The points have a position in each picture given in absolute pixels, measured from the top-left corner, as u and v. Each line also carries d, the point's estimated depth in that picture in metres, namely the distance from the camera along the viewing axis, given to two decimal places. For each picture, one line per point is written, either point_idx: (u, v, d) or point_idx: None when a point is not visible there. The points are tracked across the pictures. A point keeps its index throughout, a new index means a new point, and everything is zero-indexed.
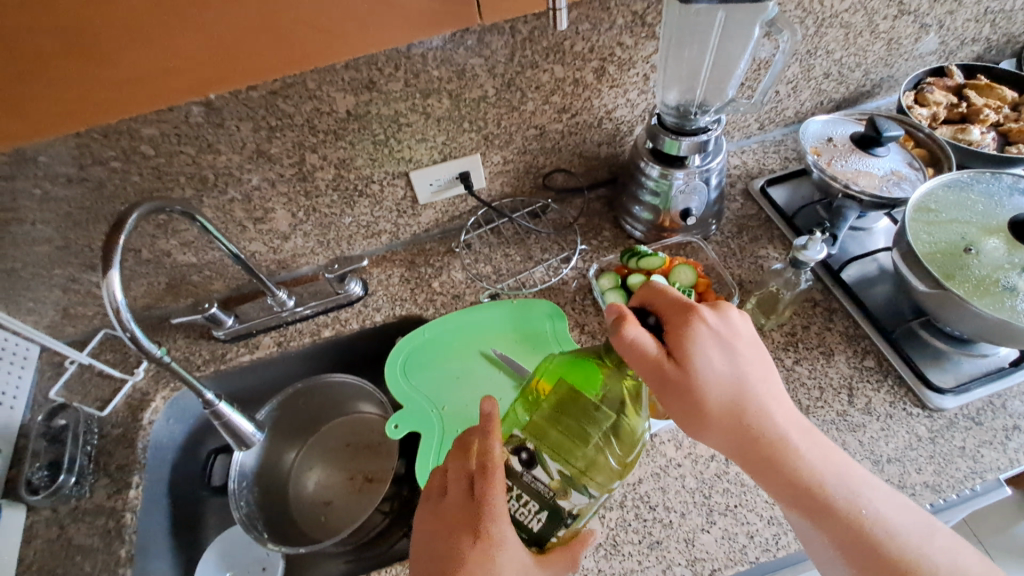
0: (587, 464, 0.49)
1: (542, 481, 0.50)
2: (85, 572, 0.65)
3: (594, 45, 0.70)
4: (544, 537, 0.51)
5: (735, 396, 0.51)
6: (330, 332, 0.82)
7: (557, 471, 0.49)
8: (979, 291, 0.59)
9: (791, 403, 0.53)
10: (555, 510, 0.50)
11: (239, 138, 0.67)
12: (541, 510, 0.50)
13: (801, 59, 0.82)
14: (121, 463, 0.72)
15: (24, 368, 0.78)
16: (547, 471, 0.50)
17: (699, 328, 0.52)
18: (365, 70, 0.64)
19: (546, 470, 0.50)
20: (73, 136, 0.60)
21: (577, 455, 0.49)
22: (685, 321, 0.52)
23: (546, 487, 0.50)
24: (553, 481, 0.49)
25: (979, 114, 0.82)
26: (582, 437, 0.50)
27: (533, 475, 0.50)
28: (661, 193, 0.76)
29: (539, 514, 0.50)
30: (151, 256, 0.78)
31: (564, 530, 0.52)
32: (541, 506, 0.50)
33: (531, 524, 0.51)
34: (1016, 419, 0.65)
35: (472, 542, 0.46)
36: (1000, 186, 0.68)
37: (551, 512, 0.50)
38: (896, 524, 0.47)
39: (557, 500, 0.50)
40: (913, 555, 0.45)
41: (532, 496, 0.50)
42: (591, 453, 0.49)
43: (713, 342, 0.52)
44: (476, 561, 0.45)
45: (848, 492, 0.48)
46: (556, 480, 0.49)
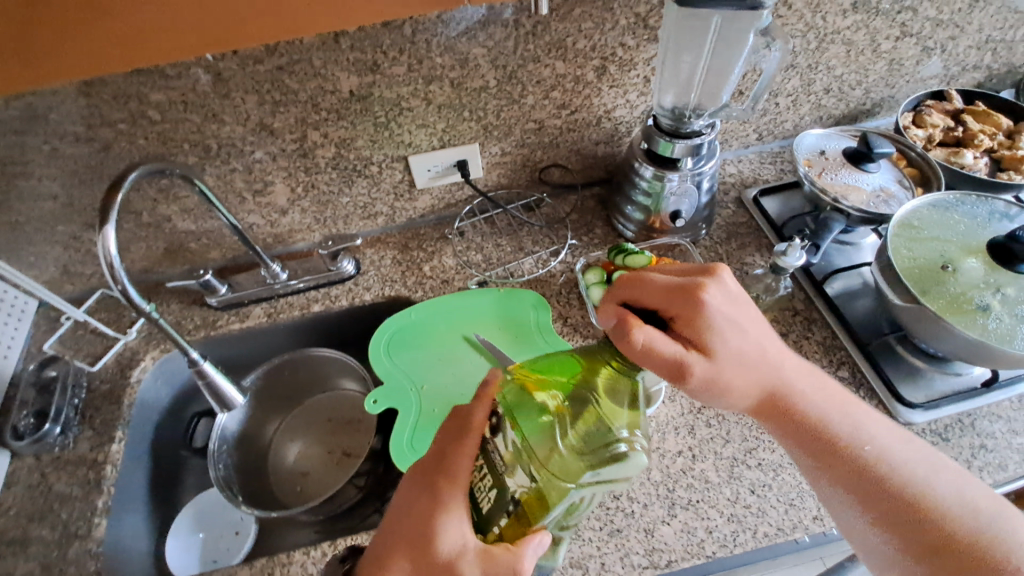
0: (541, 442, 0.44)
1: (498, 451, 0.48)
2: (62, 519, 0.67)
3: (596, 44, 0.72)
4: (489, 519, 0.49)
5: (750, 358, 0.54)
6: (319, 307, 0.84)
7: (511, 442, 0.46)
8: (952, 308, 0.60)
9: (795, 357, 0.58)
10: (502, 489, 0.47)
11: (243, 111, 0.69)
12: (491, 489, 0.48)
13: (801, 72, 0.83)
14: (107, 418, 0.74)
15: (21, 320, 0.81)
16: (505, 442, 0.47)
17: (700, 309, 0.52)
18: (369, 52, 0.66)
19: (506, 437, 0.47)
20: (83, 96, 0.63)
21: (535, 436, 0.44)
22: (687, 302, 0.53)
23: (500, 459, 0.47)
24: (507, 452, 0.47)
25: (974, 139, 0.84)
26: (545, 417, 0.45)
27: (495, 443, 0.49)
28: (652, 194, 0.78)
29: (490, 493, 0.48)
30: (151, 220, 0.80)
31: (505, 519, 0.48)
32: (493, 483, 0.48)
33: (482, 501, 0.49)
34: (982, 437, 0.66)
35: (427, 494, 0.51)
36: (984, 209, 0.69)
37: (498, 491, 0.47)
38: (895, 453, 0.53)
39: (505, 476, 0.46)
40: (919, 484, 0.51)
41: (490, 470, 0.49)
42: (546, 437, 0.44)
43: (719, 318, 0.53)
44: (422, 511, 0.51)
45: (858, 438, 0.53)
46: (510, 452, 0.46)
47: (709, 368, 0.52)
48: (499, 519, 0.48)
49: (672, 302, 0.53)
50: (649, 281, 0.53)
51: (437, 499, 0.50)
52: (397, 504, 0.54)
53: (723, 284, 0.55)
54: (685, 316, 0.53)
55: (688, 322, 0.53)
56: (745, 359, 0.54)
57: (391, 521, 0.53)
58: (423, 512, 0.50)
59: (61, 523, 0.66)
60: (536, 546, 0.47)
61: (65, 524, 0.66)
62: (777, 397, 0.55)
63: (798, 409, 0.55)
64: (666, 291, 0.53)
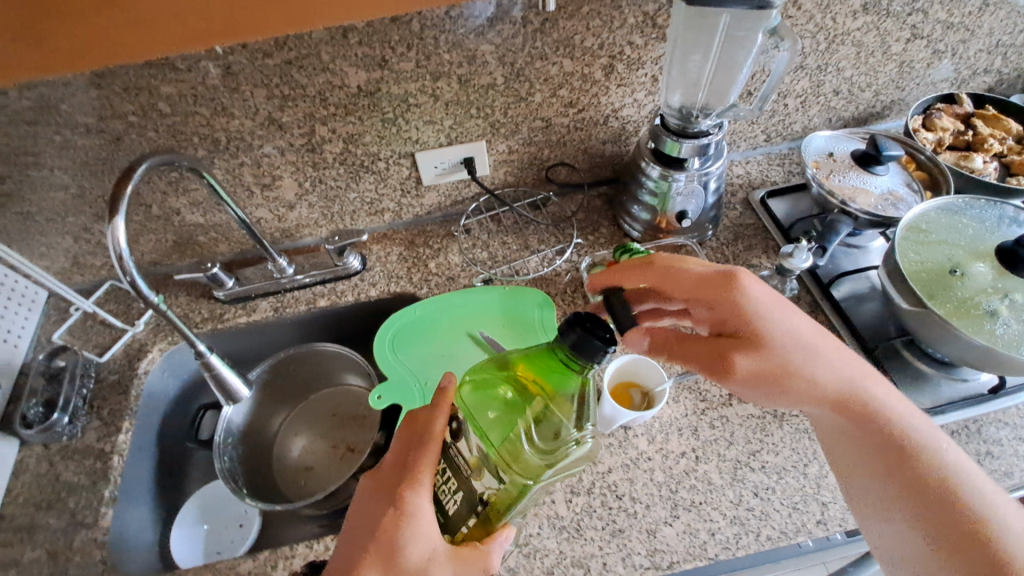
0: (505, 443, 0.51)
1: (463, 456, 0.53)
2: (68, 508, 0.67)
3: (605, 42, 0.72)
4: (455, 522, 0.52)
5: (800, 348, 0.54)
6: (325, 301, 0.84)
7: (477, 448, 0.52)
8: (959, 313, 0.60)
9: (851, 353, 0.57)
10: (470, 493, 0.51)
11: (253, 104, 0.69)
12: (459, 492, 0.52)
13: (810, 74, 0.83)
14: (114, 409, 0.75)
15: (31, 309, 0.82)
16: (469, 447, 0.53)
17: (738, 302, 0.55)
18: (378, 47, 0.66)
19: (472, 444, 0.52)
20: (96, 87, 0.63)
21: (499, 442, 0.51)
22: (727, 296, 0.55)
23: (464, 465, 0.52)
24: (472, 458, 0.52)
25: (983, 143, 0.83)
26: (506, 425, 0.52)
27: (458, 449, 0.54)
28: (659, 194, 0.78)
29: (456, 495, 0.52)
30: (161, 213, 0.80)
31: (474, 520, 0.52)
32: (460, 487, 0.52)
33: (449, 505, 0.53)
34: (989, 444, 0.66)
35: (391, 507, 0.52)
36: (993, 214, 0.68)
37: (466, 495, 0.51)
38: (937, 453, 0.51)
39: (472, 480, 0.51)
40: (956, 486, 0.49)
41: (455, 476, 0.52)
42: (508, 440, 0.51)
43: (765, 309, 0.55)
44: (388, 524, 0.51)
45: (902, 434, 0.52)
46: (476, 457, 0.51)
47: (761, 363, 0.53)
48: (467, 521, 0.52)
49: (722, 293, 0.55)
50: (681, 278, 0.58)
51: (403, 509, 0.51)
52: (357, 522, 0.54)
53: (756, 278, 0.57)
54: (731, 308, 0.55)
55: (736, 316, 0.55)
56: (801, 356, 0.54)
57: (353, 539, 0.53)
58: (390, 525, 0.51)
59: (68, 512, 0.67)
60: (503, 542, 0.53)
61: (72, 512, 0.67)
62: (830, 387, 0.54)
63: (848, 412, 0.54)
64: (711, 281, 0.56)
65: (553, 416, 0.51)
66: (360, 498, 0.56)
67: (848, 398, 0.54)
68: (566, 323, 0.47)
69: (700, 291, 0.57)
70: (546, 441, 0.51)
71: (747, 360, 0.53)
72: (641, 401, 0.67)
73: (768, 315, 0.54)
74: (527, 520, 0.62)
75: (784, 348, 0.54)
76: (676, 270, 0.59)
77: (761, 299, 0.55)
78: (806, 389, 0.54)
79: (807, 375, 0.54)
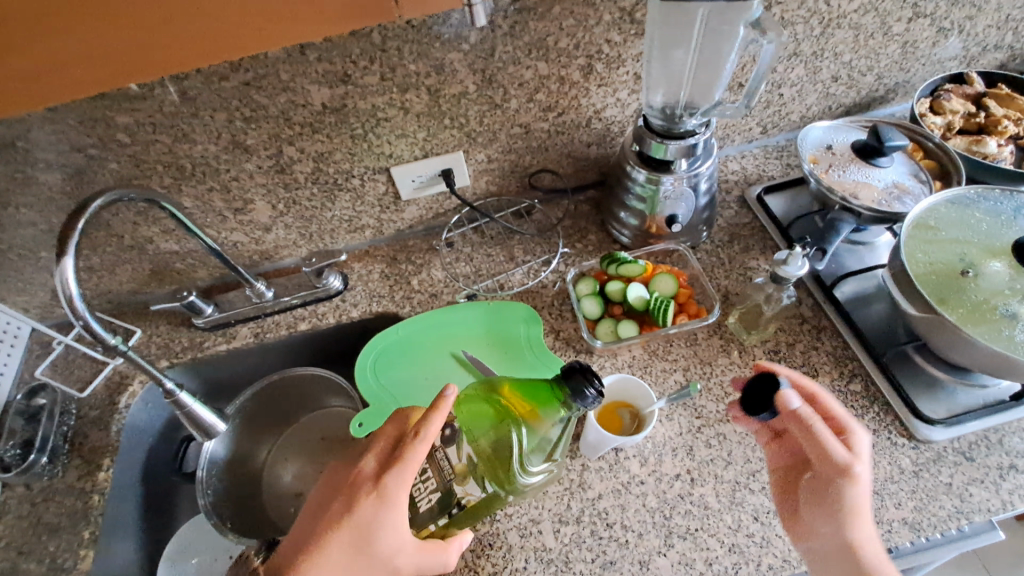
0: (494, 454, 0.53)
1: (449, 462, 0.55)
2: (50, 551, 0.66)
3: (580, 42, 0.67)
4: (422, 520, 0.57)
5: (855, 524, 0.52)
6: (306, 325, 0.82)
7: (467, 457, 0.54)
8: (973, 318, 0.55)
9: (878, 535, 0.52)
10: (448, 495, 0.55)
11: (214, 128, 0.65)
12: (435, 491, 0.55)
13: (806, 61, 0.77)
14: (95, 446, 0.74)
15: (13, 347, 0.80)
16: (457, 454, 0.55)
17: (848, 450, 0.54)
18: (339, 62, 0.62)
19: (458, 451, 0.55)
20: (49, 122, 0.60)
21: (492, 455, 0.53)
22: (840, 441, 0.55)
23: (449, 470, 0.55)
24: (458, 464, 0.54)
25: (997, 125, 0.78)
26: (500, 442, 0.53)
27: (445, 454, 0.56)
28: (647, 198, 0.73)
29: (431, 495, 0.56)
30: (134, 243, 0.78)
31: (444, 521, 0.56)
32: (437, 487, 0.56)
33: (422, 500, 0.57)
34: (1011, 457, 0.61)
35: (373, 492, 0.53)
36: (1010, 205, 0.63)
37: (443, 496, 0.55)
38: None
39: (453, 484, 0.54)
40: None
41: (434, 476, 0.56)
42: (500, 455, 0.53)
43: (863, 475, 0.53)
44: (367, 508, 0.52)
45: None
46: (462, 463, 0.54)
47: (864, 483, 0.53)
48: (435, 520, 0.56)
49: (847, 426, 0.55)
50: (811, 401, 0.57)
51: (384, 496, 0.52)
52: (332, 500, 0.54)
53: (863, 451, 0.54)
54: (851, 441, 0.54)
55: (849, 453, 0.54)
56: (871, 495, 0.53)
57: (327, 516, 0.53)
58: (369, 509, 0.52)
59: (49, 556, 0.66)
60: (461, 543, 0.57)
61: (53, 557, 0.66)
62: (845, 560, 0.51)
63: None
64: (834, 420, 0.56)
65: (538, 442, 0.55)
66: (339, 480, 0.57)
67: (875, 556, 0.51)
68: (568, 368, 0.52)
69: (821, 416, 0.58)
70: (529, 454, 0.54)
71: (859, 476, 0.52)
72: (630, 423, 0.64)
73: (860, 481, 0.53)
74: (515, 553, 0.60)
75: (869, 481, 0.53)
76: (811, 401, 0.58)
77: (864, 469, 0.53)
78: (856, 518, 0.52)
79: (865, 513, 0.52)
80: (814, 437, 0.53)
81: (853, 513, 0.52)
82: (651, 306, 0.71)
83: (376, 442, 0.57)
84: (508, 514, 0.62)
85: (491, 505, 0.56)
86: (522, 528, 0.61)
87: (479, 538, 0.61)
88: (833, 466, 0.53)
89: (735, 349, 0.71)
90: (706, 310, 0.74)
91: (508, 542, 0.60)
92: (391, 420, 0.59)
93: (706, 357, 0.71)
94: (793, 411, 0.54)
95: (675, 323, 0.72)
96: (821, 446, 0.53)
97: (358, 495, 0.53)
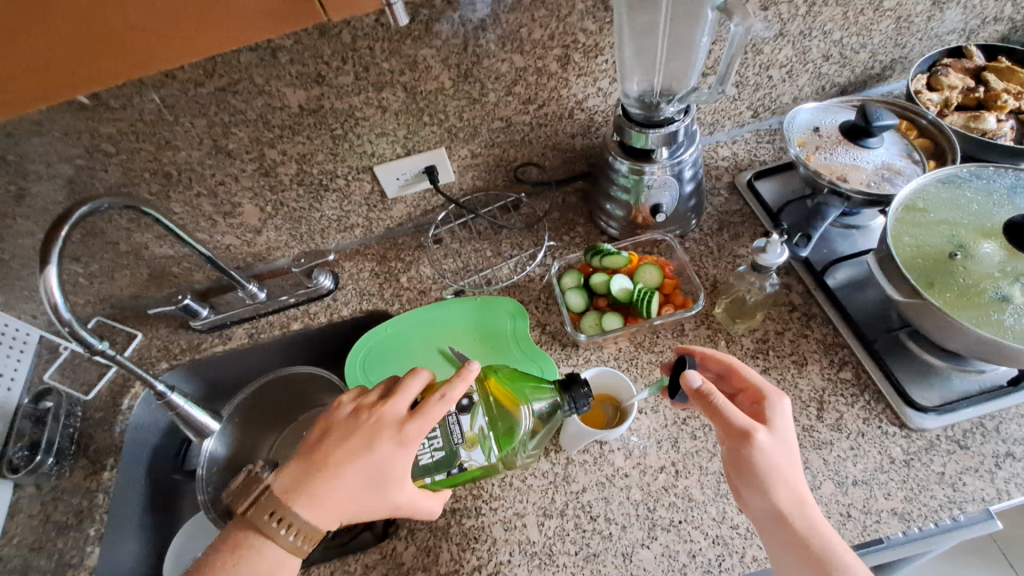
0: (502, 431, 0.58)
1: (461, 428, 0.57)
2: (57, 548, 0.68)
3: (555, 32, 0.67)
4: (420, 473, 0.57)
5: (782, 494, 0.48)
6: (298, 325, 0.83)
7: (481, 427, 0.58)
8: (962, 302, 0.53)
9: (814, 504, 0.49)
10: (452, 456, 0.57)
11: (195, 135, 0.67)
12: (440, 450, 0.57)
13: (794, 41, 0.75)
14: (100, 446, 0.76)
15: (22, 354, 0.80)
16: (470, 423, 0.57)
17: (765, 417, 0.51)
18: (311, 64, 0.62)
19: (471, 421, 0.58)
20: (36, 135, 0.62)
21: (501, 430, 0.58)
22: (758, 410, 0.52)
23: (460, 435, 0.57)
24: (470, 432, 0.57)
25: (997, 100, 0.76)
26: (507, 423, 0.58)
27: (458, 419, 0.57)
28: (631, 188, 0.72)
29: (435, 453, 0.57)
30: (129, 249, 0.80)
31: (442, 476, 0.57)
32: (442, 446, 0.57)
33: (422, 456, 0.57)
34: (1009, 444, 0.59)
35: (393, 436, 0.52)
36: (1004, 183, 0.60)
37: (447, 455, 0.57)
38: None
39: (460, 448, 0.57)
40: None
41: (442, 436, 0.57)
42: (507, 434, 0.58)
43: (779, 447, 0.49)
44: (385, 452, 0.51)
45: None
46: (474, 432, 0.57)
47: (771, 449, 0.49)
48: (433, 475, 0.57)
49: (765, 393, 0.52)
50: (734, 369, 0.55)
51: (405, 443, 0.52)
52: (347, 434, 0.53)
53: (780, 419, 0.51)
54: (767, 409, 0.52)
55: (766, 423, 0.51)
56: (798, 461, 0.49)
57: (342, 448, 0.52)
58: (388, 451, 0.51)
59: (57, 552, 0.68)
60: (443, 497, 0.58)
61: (60, 553, 0.68)
62: (782, 531, 0.48)
63: (787, 555, 0.48)
64: (753, 387, 0.54)
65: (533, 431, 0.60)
66: (353, 415, 0.54)
67: (812, 530, 0.47)
68: (573, 377, 0.59)
69: (743, 386, 0.55)
70: (528, 439, 0.60)
71: (762, 443, 0.48)
72: (614, 415, 0.65)
73: (775, 450, 0.49)
74: (499, 546, 0.60)
75: (791, 446, 0.50)
76: (732, 372, 0.56)
77: (784, 437, 0.50)
78: (781, 489, 0.48)
79: (793, 479, 0.48)
80: (717, 412, 0.50)
81: (779, 482, 0.48)
82: (634, 298, 0.70)
83: (399, 386, 0.55)
84: (493, 508, 0.62)
85: (483, 472, 0.59)
86: (506, 522, 0.61)
87: (465, 532, 0.61)
88: (735, 437, 0.49)
89: (722, 339, 0.70)
90: (692, 300, 0.73)
91: (492, 536, 0.61)
92: (414, 368, 0.57)
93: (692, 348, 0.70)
94: (696, 390, 0.51)
95: (660, 314, 0.71)
96: (722, 419, 0.50)
97: (378, 435, 0.52)
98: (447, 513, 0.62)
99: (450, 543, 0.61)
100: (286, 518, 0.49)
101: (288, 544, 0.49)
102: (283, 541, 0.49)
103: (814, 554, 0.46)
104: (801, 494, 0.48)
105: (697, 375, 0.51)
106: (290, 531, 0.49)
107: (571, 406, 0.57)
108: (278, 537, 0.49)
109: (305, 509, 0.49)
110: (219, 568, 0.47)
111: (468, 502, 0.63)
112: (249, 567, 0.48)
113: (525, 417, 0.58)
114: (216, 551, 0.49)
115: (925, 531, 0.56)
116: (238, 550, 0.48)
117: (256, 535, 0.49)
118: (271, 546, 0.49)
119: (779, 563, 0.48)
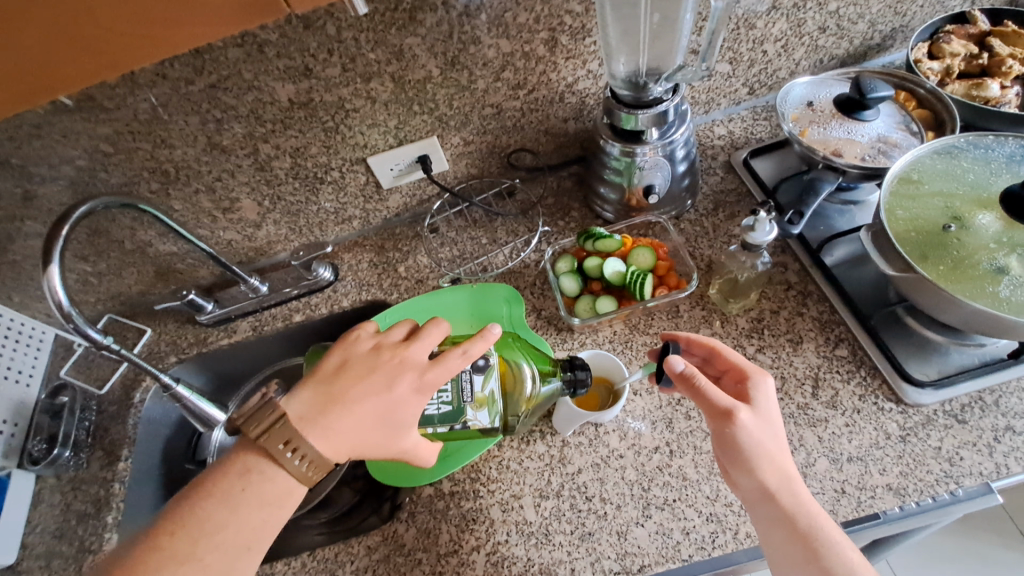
0: (505, 395, 0.62)
1: (472, 389, 0.59)
2: (77, 536, 0.71)
3: (541, 15, 0.66)
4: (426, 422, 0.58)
5: (769, 470, 0.48)
6: (300, 316, 0.85)
7: (491, 390, 0.59)
8: (955, 275, 0.53)
9: (802, 483, 0.49)
10: (458, 412, 0.58)
11: (189, 132, 0.68)
12: (448, 403, 0.58)
13: (787, 13, 0.73)
14: (114, 438, 0.79)
15: (38, 351, 0.83)
16: (483, 385, 0.59)
17: (750, 395, 0.52)
18: (298, 57, 0.63)
19: (483, 382, 0.59)
20: (36, 138, 0.64)
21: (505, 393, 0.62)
22: (745, 388, 0.52)
23: (469, 394, 0.58)
24: (480, 393, 0.59)
25: (1001, 66, 0.74)
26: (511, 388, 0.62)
27: (471, 378, 0.59)
28: (623, 171, 0.71)
29: (443, 406, 0.59)
30: (135, 247, 0.82)
31: (443, 428, 0.59)
32: (450, 400, 0.59)
33: (430, 408, 0.58)
34: (1008, 418, 0.59)
35: (413, 380, 0.53)
36: (1002, 152, 0.59)
37: (454, 410, 0.58)
38: None
39: (466, 405, 0.58)
40: None
41: (452, 391, 0.59)
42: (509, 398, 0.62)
43: (763, 425, 0.50)
44: (403, 397, 0.52)
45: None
46: (483, 394, 0.59)
47: (754, 429, 0.49)
48: (436, 425, 0.58)
49: (748, 373, 0.53)
50: (719, 350, 0.55)
51: (424, 390, 0.53)
52: (368, 370, 0.53)
53: (763, 400, 0.51)
54: (750, 389, 0.52)
55: (750, 403, 0.51)
56: (782, 439, 0.50)
57: (362, 383, 0.52)
58: (407, 394, 0.52)
59: (77, 539, 0.71)
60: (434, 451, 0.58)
61: (81, 540, 0.71)
62: (770, 509, 0.48)
63: (776, 532, 0.48)
64: (735, 370, 0.54)
65: (535, 399, 0.63)
66: (374, 353, 0.55)
67: (799, 508, 0.47)
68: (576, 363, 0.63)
69: (726, 369, 0.55)
70: (529, 405, 0.63)
71: (745, 422, 0.49)
72: (608, 397, 0.66)
73: (760, 428, 0.49)
74: (497, 526, 0.61)
75: (774, 424, 0.50)
76: (714, 355, 0.56)
77: (767, 416, 0.51)
78: (766, 468, 0.48)
79: (777, 456, 0.49)
80: (700, 393, 0.50)
81: (764, 458, 0.48)
82: (627, 280, 0.71)
83: (421, 333, 0.56)
84: (491, 490, 0.64)
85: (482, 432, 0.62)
86: (504, 503, 0.62)
87: (464, 514, 0.62)
88: (718, 416, 0.49)
89: (717, 320, 0.70)
90: (685, 281, 0.73)
91: (491, 517, 0.62)
92: (436, 318, 0.58)
93: (687, 330, 0.70)
94: (679, 374, 0.51)
95: (654, 296, 0.71)
96: (705, 400, 0.50)
97: (398, 378, 0.53)
98: (446, 496, 0.64)
99: (449, 524, 0.62)
100: (298, 447, 0.49)
101: (296, 470, 0.49)
102: (291, 468, 0.49)
103: (800, 528, 0.47)
104: (786, 473, 0.49)
105: (678, 359, 0.51)
106: (302, 460, 0.49)
107: (569, 388, 0.62)
108: (288, 464, 0.49)
109: (318, 439, 0.50)
110: (228, 489, 0.48)
111: (467, 485, 0.64)
112: (257, 491, 0.48)
113: (529, 378, 0.62)
114: (222, 469, 0.49)
115: (931, 503, 0.56)
116: (248, 474, 0.48)
117: (267, 461, 0.49)
118: (280, 473, 0.49)
119: (766, 541, 0.48)
